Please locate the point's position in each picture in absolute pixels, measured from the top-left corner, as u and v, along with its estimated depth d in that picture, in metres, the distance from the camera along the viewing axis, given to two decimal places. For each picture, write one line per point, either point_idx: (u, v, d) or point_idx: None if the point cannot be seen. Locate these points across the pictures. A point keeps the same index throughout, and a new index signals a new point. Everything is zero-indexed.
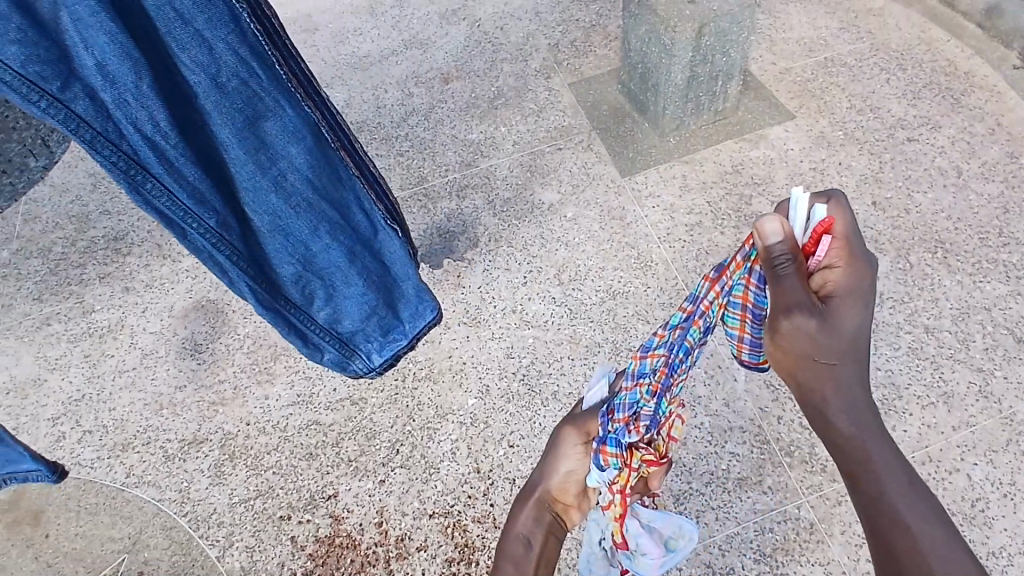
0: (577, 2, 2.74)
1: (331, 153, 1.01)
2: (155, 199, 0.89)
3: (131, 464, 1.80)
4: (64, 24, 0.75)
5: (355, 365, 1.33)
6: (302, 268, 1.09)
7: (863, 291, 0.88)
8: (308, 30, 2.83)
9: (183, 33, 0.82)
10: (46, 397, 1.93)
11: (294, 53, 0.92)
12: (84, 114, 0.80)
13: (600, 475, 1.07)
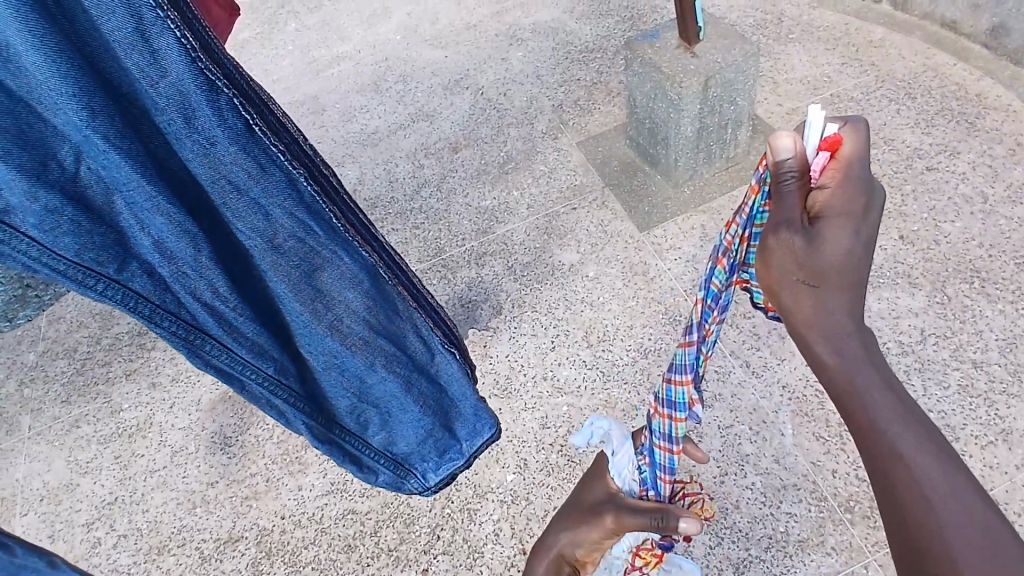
0: (577, 62, 2.79)
1: (389, 292, 0.95)
2: (214, 357, 0.89)
3: (169, 568, 1.75)
4: (118, 208, 0.74)
5: (411, 485, 1.27)
6: (357, 400, 1.05)
7: (857, 212, 0.81)
8: (315, 112, 2.89)
9: (240, 203, 0.78)
10: (79, 502, 1.90)
11: (351, 204, 0.87)
12: (143, 290, 0.80)
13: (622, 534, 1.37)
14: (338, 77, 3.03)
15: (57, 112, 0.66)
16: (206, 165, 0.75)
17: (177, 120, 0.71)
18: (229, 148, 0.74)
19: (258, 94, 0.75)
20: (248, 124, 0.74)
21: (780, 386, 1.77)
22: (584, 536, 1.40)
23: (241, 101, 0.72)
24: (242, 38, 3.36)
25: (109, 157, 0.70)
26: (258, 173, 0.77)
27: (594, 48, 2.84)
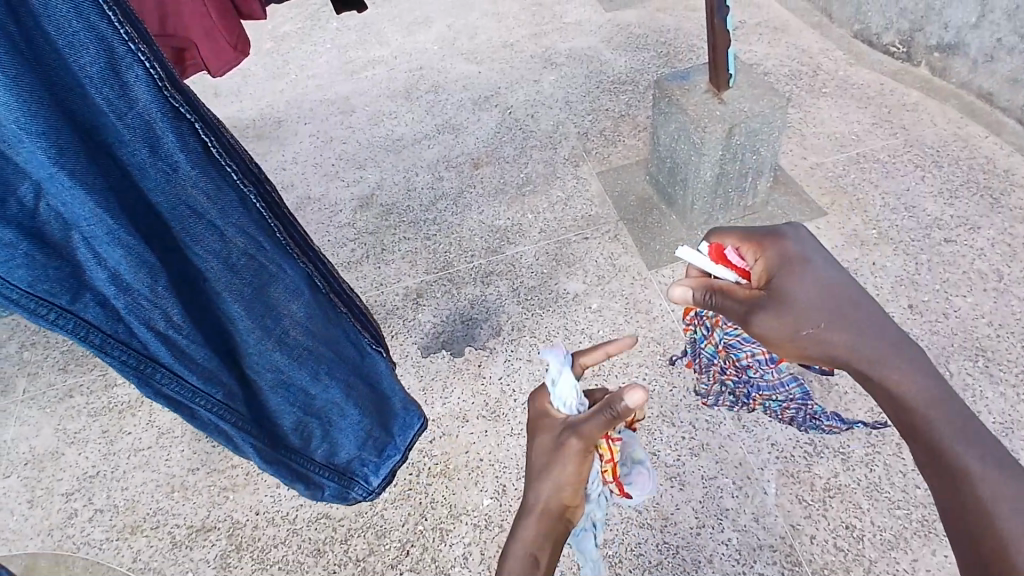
0: (607, 92, 2.80)
1: (323, 299, 0.98)
2: (165, 386, 0.85)
3: (139, 548, 1.75)
4: (75, 244, 0.73)
5: (355, 493, 1.22)
6: (302, 414, 1.04)
7: (798, 267, 1.06)
8: (344, 112, 2.92)
9: (199, 227, 0.82)
10: (62, 471, 1.91)
11: (291, 218, 0.92)
12: (95, 320, 0.77)
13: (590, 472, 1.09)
14: (372, 80, 3.07)
15: (18, 147, 0.67)
16: (168, 192, 0.79)
17: (143, 150, 0.75)
18: (190, 171, 0.79)
19: (215, 119, 0.80)
20: (207, 146, 0.79)
21: (769, 443, 1.76)
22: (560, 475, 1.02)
23: (202, 126, 0.78)
24: (284, 32, 3.42)
25: (72, 194, 0.70)
26: (215, 194, 0.81)
27: (626, 80, 2.84)
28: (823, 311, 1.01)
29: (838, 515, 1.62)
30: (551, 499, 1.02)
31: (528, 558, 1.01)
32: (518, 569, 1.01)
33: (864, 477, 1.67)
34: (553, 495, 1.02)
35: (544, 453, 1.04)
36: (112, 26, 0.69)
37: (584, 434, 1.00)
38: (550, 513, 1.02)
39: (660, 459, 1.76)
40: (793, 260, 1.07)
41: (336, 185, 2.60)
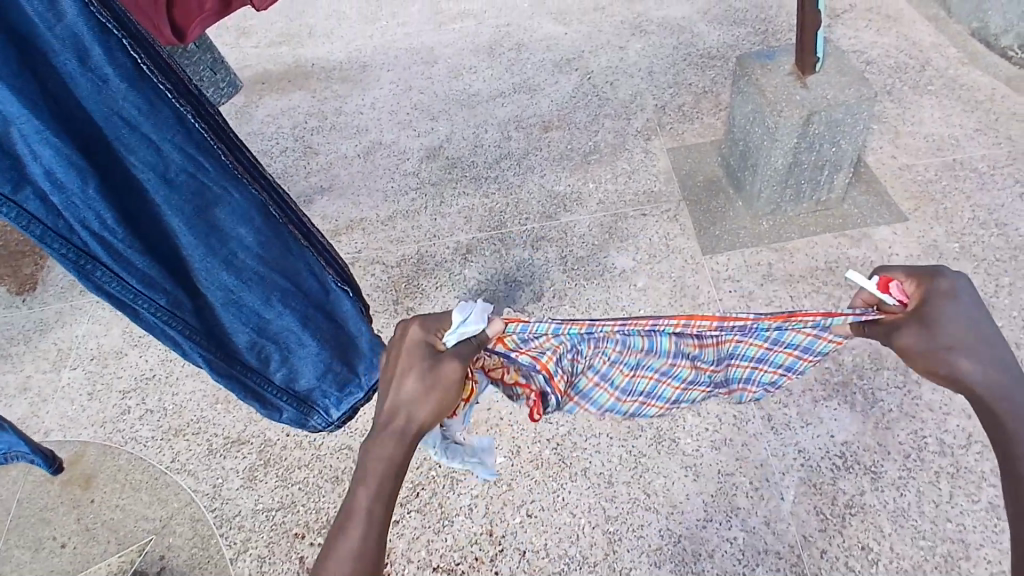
0: (694, 66, 2.69)
1: (280, 228, 1.03)
2: (105, 283, 0.91)
3: (179, 450, 1.91)
4: (13, 139, 0.77)
5: (314, 421, 1.31)
6: (255, 334, 1.11)
7: (950, 295, 0.94)
8: (427, 63, 2.94)
9: (132, 138, 0.85)
10: (122, 370, 2.10)
11: (239, 143, 0.97)
12: (35, 212, 0.82)
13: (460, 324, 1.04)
14: (458, 33, 3.07)
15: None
16: (100, 103, 0.81)
17: (72, 61, 0.78)
18: (120, 86, 0.81)
19: (150, 37, 0.82)
20: (137, 63, 0.81)
21: (796, 448, 1.69)
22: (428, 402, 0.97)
23: (131, 43, 0.80)
24: None
25: (3, 93, 0.74)
26: (148, 110, 0.84)
27: (716, 55, 2.72)
28: (970, 339, 0.90)
29: (855, 534, 1.55)
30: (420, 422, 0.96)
31: (394, 476, 0.91)
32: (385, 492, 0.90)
33: (891, 501, 1.59)
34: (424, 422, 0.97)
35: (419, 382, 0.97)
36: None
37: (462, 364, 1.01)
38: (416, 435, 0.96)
39: (678, 446, 1.73)
40: (943, 290, 0.94)
41: (407, 134, 2.65)
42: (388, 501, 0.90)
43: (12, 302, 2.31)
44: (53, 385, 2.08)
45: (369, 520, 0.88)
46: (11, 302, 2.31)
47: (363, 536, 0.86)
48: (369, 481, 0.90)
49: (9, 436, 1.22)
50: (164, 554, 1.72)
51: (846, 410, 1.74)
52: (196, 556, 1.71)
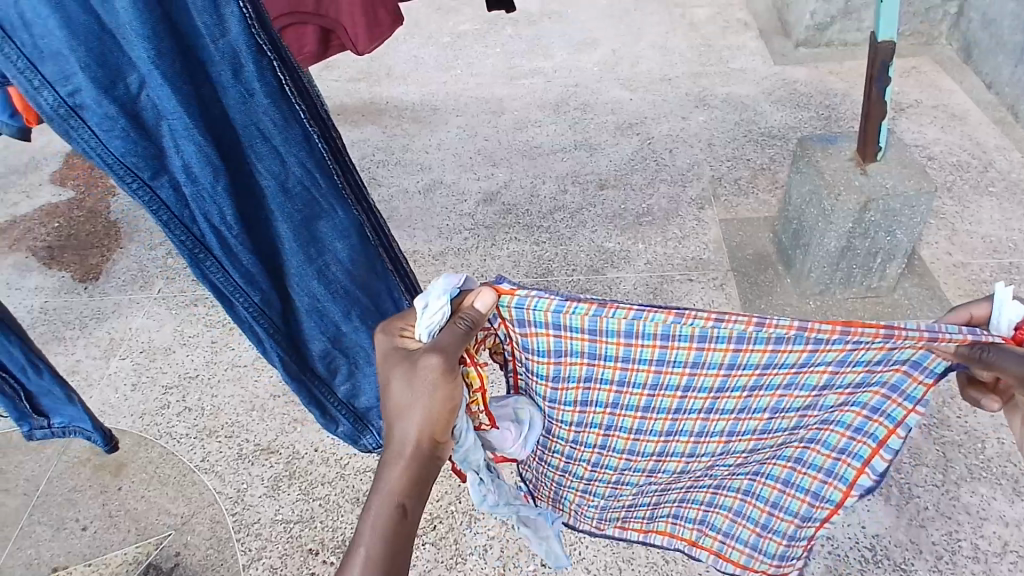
0: (754, 142, 2.74)
1: (372, 250, 1.09)
2: (212, 275, 0.98)
3: (210, 451, 1.96)
4: (163, 131, 0.86)
5: (366, 440, 1.34)
6: (330, 345, 1.16)
7: None
8: (495, 112, 3.07)
9: (263, 148, 0.93)
10: (168, 366, 2.17)
11: (352, 169, 1.03)
12: (166, 200, 0.91)
13: (426, 315, 0.89)
14: (528, 88, 3.20)
15: (129, 43, 0.80)
16: (243, 112, 0.90)
17: (228, 73, 0.87)
18: (263, 101, 0.90)
19: (295, 64, 0.91)
20: (281, 84, 0.90)
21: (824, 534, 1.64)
22: (419, 407, 0.84)
23: (279, 65, 0.89)
24: (462, 29, 3.65)
25: (163, 91, 0.83)
26: (282, 125, 0.92)
27: (777, 135, 2.77)
28: None
29: None
30: (416, 434, 0.84)
31: (396, 508, 0.83)
32: (382, 522, 0.82)
33: None
34: (423, 431, 0.84)
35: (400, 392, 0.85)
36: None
37: (444, 352, 0.84)
38: (416, 454, 0.84)
39: None
40: None
41: (468, 177, 2.75)
42: (387, 537, 0.81)
43: (75, 288, 2.43)
44: (100, 371, 2.17)
45: (367, 561, 0.80)
46: (74, 288, 2.43)
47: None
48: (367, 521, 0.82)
49: (75, 411, 1.28)
50: (180, 551, 1.75)
51: (880, 503, 1.69)
52: (211, 557, 1.73)
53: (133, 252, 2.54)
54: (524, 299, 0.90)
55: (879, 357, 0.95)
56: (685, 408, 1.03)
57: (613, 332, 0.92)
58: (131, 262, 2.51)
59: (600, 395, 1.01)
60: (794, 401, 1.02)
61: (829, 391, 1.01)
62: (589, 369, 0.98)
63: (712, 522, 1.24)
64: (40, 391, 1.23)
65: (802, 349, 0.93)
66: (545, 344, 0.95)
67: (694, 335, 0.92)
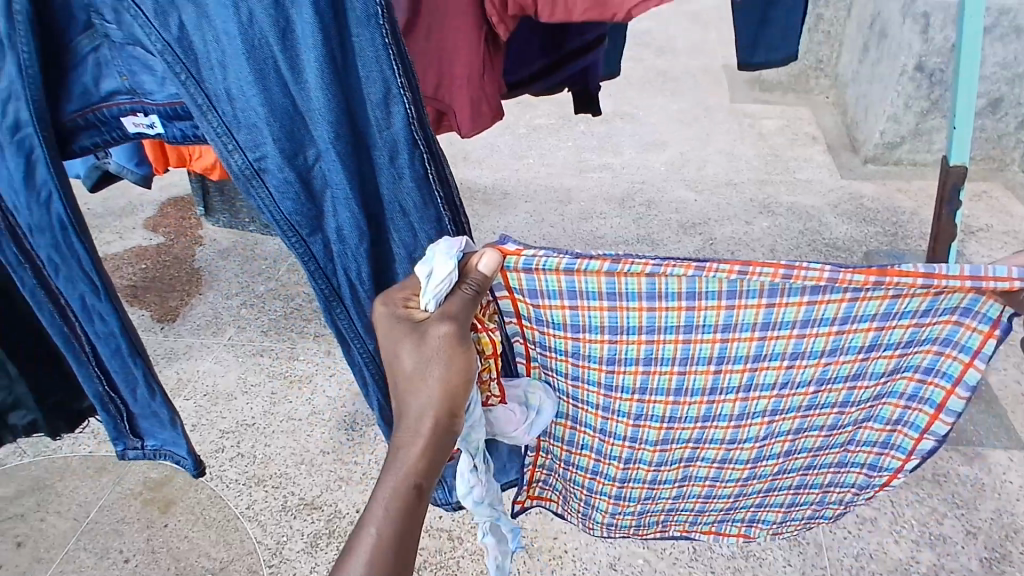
0: (817, 252, 2.76)
1: None
2: (338, 320, 1.07)
3: (256, 499, 1.99)
4: (325, 198, 0.97)
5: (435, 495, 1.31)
6: None
7: None
8: (562, 201, 3.19)
9: (402, 224, 1.01)
10: (228, 411, 2.26)
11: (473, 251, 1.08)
12: (316, 254, 1.01)
13: (429, 282, 0.82)
14: (596, 182, 3.33)
15: (315, 125, 0.90)
16: (392, 192, 0.98)
17: (385, 158, 0.96)
18: (410, 185, 0.98)
19: (443, 156, 0.99)
20: (427, 174, 0.97)
21: None
22: (433, 375, 0.79)
23: (428, 158, 0.97)
24: (538, 122, 3.87)
25: (335, 166, 0.93)
26: (421, 208, 1.00)
27: (841, 247, 2.78)
28: None
29: None
30: (431, 405, 0.79)
31: (410, 487, 0.75)
32: (397, 500, 0.74)
33: None
34: (437, 400, 0.79)
35: (411, 363, 0.79)
36: (392, 69, 0.90)
37: (455, 318, 0.81)
38: (432, 429, 0.78)
39: None
40: None
41: None
42: (399, 517, 0.73)
43: (152, 327, 2.58)
44: None
45: (377, 543, 0.71)
46: (151, 327, 2.57)
47: (368, 564, 0.69)
48: (375, 501, 0.73)
49: (173, 435, 1.17)
50: None
51: None
52: None
53: (210, 299, 2.69)
54: (531, 261, 0.86)
55: (926, 307, 0.93)
56: (722, 389, 1.01)
57: (634, 295, 0.92)
58: (207, 308, 2.66)
59: (626, 379, 1.01)
60: (841, 368, 1.00)
61: (878, 354, 0.99)
62: (611, 346, 0.98)
63: (744, 500, 1.17)
64: (143, 407, 1.14)
65: (842, 301, 0.92)
66: (561, 315, 0.95)
67: (723, 292, 0.92)
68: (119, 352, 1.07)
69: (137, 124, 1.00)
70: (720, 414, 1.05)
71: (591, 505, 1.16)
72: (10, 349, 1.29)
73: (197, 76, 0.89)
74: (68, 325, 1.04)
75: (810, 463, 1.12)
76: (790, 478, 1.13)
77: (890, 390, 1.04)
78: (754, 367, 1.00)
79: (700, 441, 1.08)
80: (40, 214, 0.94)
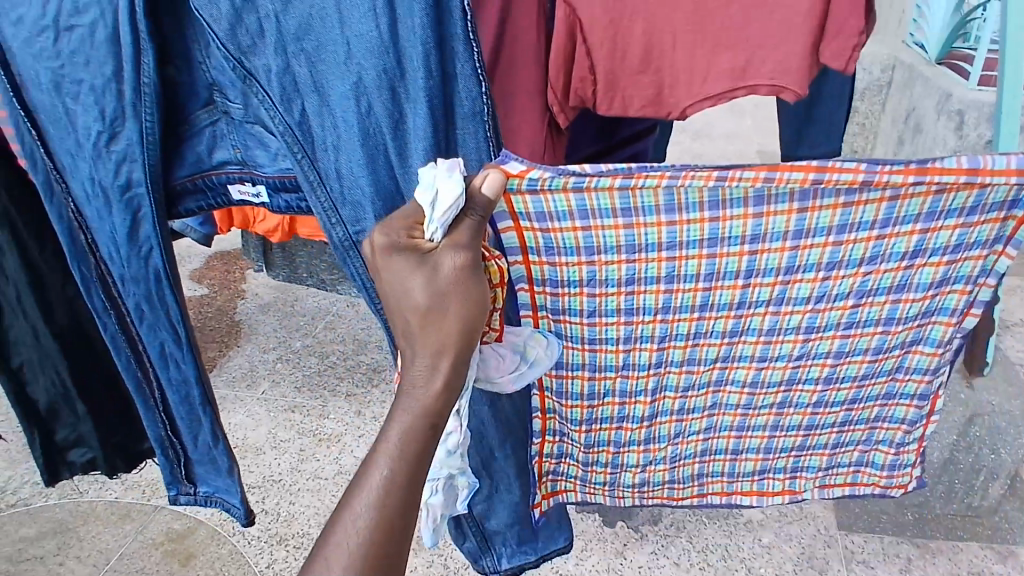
0: None
1: None
2: None
3: (277, 558, 1.97)
4: None
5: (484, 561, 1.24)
6: (480, 466, 1.12)
7: None
8: None
9: None
10: (257, 465, 2.27)
11: None
12: None
13: (435, 206, 0.70)
14: None
15: None
16: None
17: None
18: None
19: None
20: None
21: None
22: (448, 311, 0.72)
23: None
24: None
25: None
26: None
27: None
28: None
29: None
30: (446, 341, 0.72)
31: (421, 426, 0.71)
32: (406, 438, 0.70)
33: None
34: (450, 334, 0.72)
35: (421, 294, 0.71)
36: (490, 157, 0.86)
37: (470, 251, 0.73)
38: (445, 367, 0.72)
39: None
40: None
41: None
42: (408, 457, 0.69)
43: None
44: None
45: (387, 483, 0.68)
46: None
47: (374, 503, 0.67)
48: (386, 442, 0.70)
49: (228, 484, 1.17)
50: None
51: None
52: None
53: (247, 352, 2.75)
54: (537, 182, 0.79)
55: (974, 202, 0.84)
56: (751, 302, 0.92)
57: (651, 209, 0.84)
58: (244, 360, 2.71)
59: (647, 299, 0.91)
60: (883, 279, 0.90)
61: (923, 261, 0.89)
62: (630, 265, 0.89)
63: (779, 445, 1.06)
64: (203, 453, 1.15)
65: (882, 201, 0.84)
66: (572, 238, 0.87)
67: (748, 197, 0.83)
68: (188, 400, 1.08)
69: (242, 193, 0.97)
70: (748, 341, 0.96)
71: (617, 461, 1.06)
72: (89, 391, 1.35)
73: (312, 155, 0.86)
74: (142, 371, 1.08)
75: (854, 396, 1.01)
76: (832, 413, 1.02)
77: (941, 310, 0.93)
78: (786, 285, 0.90)
79: (725, 375, 0.99)
80: (138, 267, 0.96)
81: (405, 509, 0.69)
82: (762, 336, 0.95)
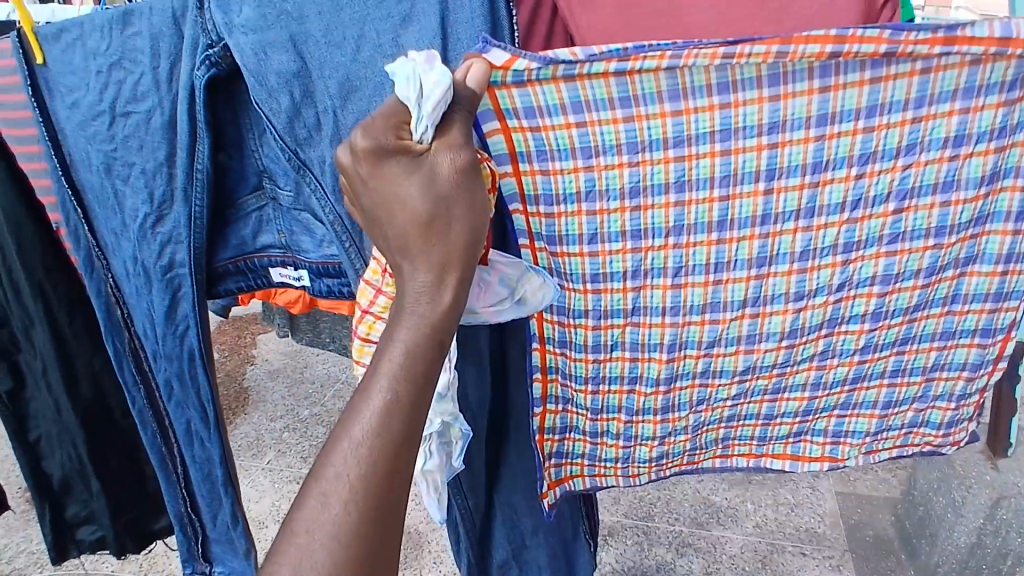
0: None
1: None
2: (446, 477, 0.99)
3: None
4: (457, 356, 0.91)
5: None
6: (511, 554, 1.08)
7: None
8: None
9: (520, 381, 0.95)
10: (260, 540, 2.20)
11: None
12: None
13: (425, 107, 0.62)
14: None
15: None
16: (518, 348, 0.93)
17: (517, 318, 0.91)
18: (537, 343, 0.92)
19: None
20: None
21: None
22: (451, 211, 0.64)
23: None
24: None
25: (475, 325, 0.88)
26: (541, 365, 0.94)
27: None
28: None
29: None
30: (449, 249, 0.65)
31: (426, 344, 0.63)
32: (409, 354, 0.62)
33: None
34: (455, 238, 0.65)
35: (420, 197, 0.64)
36: None
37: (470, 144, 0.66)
38: (446, 275, 0.65)
39: None
40: None
41: None
42: (413, 376, 0.61)
43: None
44: None
45: (390, 406, 0.60)
46: None
47: (378, 426, 0.59)
48: (386, 360, 0.61)
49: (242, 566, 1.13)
50: None
51: None
52: None
53: (254, 420, 2.72)
54: (523, 72, 0.73)
55: (1013, 74, 0.77)
56: (778, 215, 0.81)
57: (652, 98, 0.76)
58: (250, 428, 2.68)
59: (657, 214, 0.81)
60: (926, 173, 0.80)
61: (970, 150, 0.79)
62: (631, 169, 0.79)
63: (825, 403, 0.92)
64: (219, 533, 1.11)
65: (913, 75, 0.76)
66: (566, 140, 0.78)
67: (762, 77, 0.76)
68: (210, 478, 1.06)
69: (283, 276, 0.96)
70: (778, 266, 0.84)
71: (630, 435, 0.93)
72: (104, 468, 1.33)
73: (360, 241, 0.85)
74: (166, 445, 1.07)
75: (906, 334, 0.88)
76: (882, 359, 0.90)
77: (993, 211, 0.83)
78: (817, 193, 0.80)
79: (756, 320, 0.86)
80: (172, 345, 0.96)
81: (412, 432, 0.60)
82: (792, 262, 0.84)
